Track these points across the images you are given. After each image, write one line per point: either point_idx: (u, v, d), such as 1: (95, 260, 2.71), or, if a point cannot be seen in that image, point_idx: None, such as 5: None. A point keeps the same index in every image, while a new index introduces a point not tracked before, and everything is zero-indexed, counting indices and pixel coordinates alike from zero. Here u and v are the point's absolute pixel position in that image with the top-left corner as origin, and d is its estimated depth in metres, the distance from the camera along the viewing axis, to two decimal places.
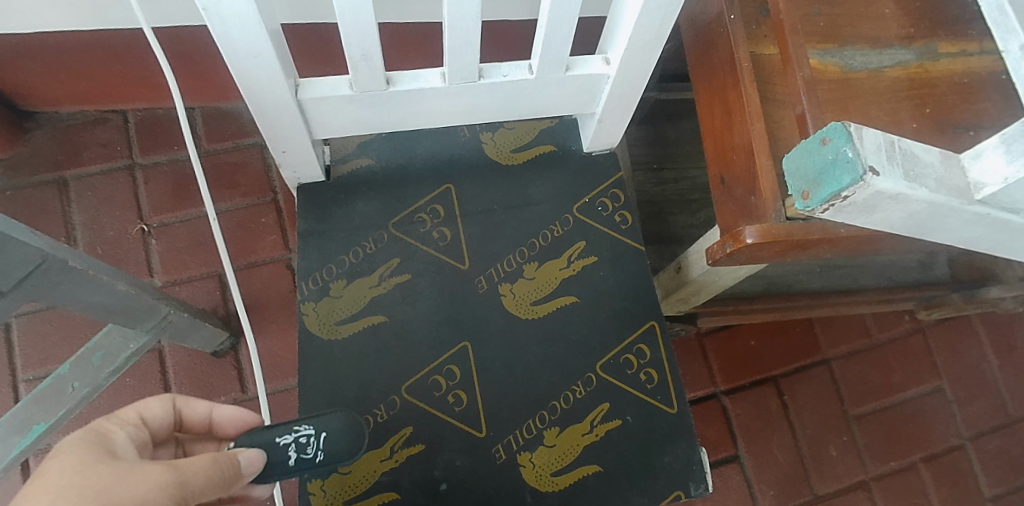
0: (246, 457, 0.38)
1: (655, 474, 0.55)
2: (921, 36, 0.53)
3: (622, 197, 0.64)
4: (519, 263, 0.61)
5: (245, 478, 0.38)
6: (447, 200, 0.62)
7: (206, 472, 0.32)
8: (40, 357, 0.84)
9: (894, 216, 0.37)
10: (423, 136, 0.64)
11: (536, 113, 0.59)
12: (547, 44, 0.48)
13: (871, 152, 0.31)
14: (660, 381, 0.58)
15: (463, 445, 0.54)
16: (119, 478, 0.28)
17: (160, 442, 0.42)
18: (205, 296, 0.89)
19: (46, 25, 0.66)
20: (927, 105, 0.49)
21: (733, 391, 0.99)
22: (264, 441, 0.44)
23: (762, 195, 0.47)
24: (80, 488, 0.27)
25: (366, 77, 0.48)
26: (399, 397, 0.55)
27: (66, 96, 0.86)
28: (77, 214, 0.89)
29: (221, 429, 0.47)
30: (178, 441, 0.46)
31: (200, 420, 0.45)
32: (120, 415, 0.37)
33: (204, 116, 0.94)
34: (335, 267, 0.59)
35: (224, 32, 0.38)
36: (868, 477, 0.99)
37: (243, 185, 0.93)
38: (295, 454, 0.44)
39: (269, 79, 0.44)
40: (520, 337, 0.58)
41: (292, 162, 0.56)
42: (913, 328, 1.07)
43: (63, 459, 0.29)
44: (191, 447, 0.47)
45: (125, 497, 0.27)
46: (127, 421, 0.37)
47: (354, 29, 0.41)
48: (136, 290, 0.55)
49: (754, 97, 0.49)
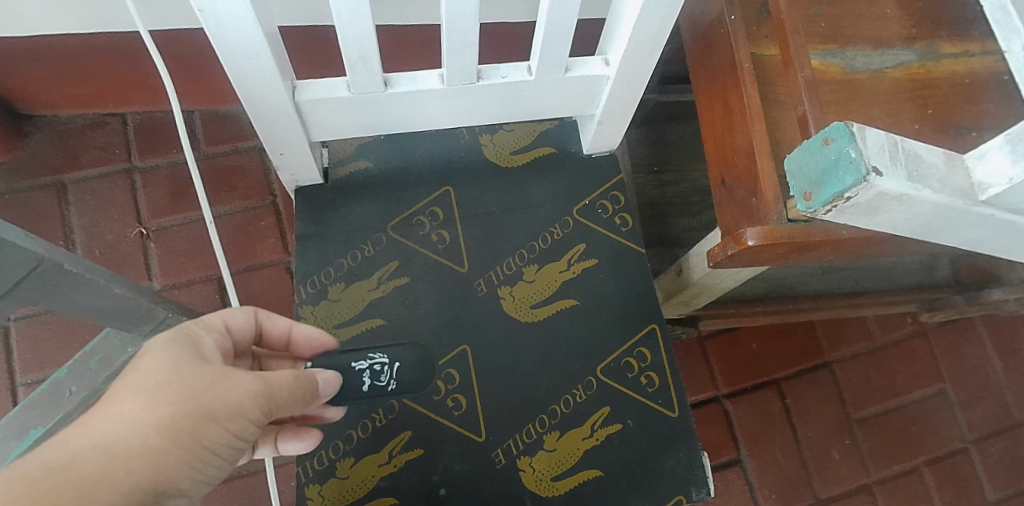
0: (324, 377, 0.42)
1: (655, 478, 0.54)
2: (923, 37, 0.52)
3: (622, 200, 0.64)
4: (519, 266, 0.60)
5: (321, 396, 0.42)
6: (446, 202, 0.62)
7: (284, 381, 0.36)
8: (38, 361, 0.84)
9: (897, 217, 0.37)
10: (422, 139, 0.64)
11: (535, 115, 0.59)
12: (545, 45, 0.47)
13: (874, 153, 0.31)
14: (661, 385, 0.57)
15: (462, 449, 0.54)
16: (214, 382, 0.32)
17: (241, 352, 0.45)
18: (204, 300, 0.88)
19: (44, 28, 0.66)
20: (929, 106, 0.49)
21: (734, 394, 0.98)
22: (340, 363, 0.49)
23: (764, 196, 0.47)
24: (181, 391, 0.31)
25: (364, 78, 0.47)
26: (398, 401, 0.55)
27: (65, 99, 0.86)
28: (76, 217, 0.89)
29: (297, 347, 0.49)
30: (256, 356, 0.49)
31: (279, 336, 0.47)
32: (205, 319, 0.39)
33: (203, 119, 0.93)
34: (333, 270, 0.58)
35: (220, 34, 0.38)
36: (871, 480, 0.98)
37: (242, 188, 0.92)
38: (369, 380, 0.50)
39: (266, 80, 0.44)
40: (520, 340, 0.58)
41: (290, 165, 0.56)
42: (916, 330, 1.06)
43: (161, 356, 0.33)
44: (269, 363, 0.50)
45: (219, 403, 0.32)
46: (213, 327, 0.39)
47: (352, 30, 0.41)
48: (134, 294, 0.54)
49: (754, 98, 0.49)
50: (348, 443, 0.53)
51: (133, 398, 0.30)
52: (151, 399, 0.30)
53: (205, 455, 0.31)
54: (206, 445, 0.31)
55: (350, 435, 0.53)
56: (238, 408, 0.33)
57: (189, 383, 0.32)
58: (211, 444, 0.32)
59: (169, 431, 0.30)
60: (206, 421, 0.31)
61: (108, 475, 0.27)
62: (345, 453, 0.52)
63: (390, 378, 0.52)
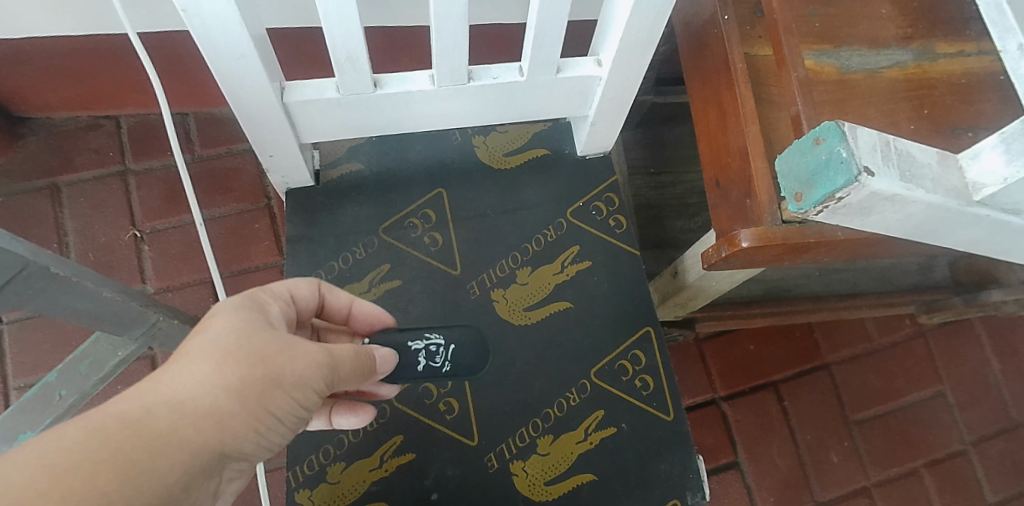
0: (381, 354, 0.42)
1: (650, 483, 0.54)
2: (918, 37, 0.52)
3: (616, 201, 0.63)
4: (512, 269, 0.60)
5: (380, 373, 0.43)
6: (439, 204, 0.62)
7: (345, 355, 0.37)
8: (31, 364, 0.83)
9: (891, 218, 0.37)
10: (414, 140, 0.63)
11: (528, 117, 0.58)
12: (536, 46, 0.47)
13: (866, 152, 0.30)
14: (656, 388, 0.57)
15: (454, 453, 0.53)
16: (284, 348, 0.33)
17: (303, 322, 0.45)
18: (198, 303, 0.88)
19: (35, 30, 0.66)
20: (924, 106, 0.49)
21: (732, 397, 0.98)
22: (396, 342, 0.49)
23: (757, 197, 0.46)
24: (252, 354, 0.32)
25: (353, 79, 0.47)
26: (389, 405, 0.54)
27: (58, 101, 0.86)
28: (70, 220, 0.88)
29: (356, 322, 0.50)
30: (314, 327, 0.48)
31: (341, 309, 0.48)
32: (273, 288, 0.40)
33: (197, 122, 0.93)
34: (325, 274, 0.58)
35: (206, 34, 0.37)
36: (870, 483, 0.97)
37: (236, 191, 0.92)
38: (424, 360, 0.50)
39: (254, 81, 0.43)
40: (513, 343, 0.57)
41: (280, 167, 0.55)
42: (914, 332, 1.06)
43: (228, 319, 0.33)
44: (327, 336, 0.49)
45: (288, 370, 0.32)
46: (280, 295, 0.40)
47: (340, 31, 0.41)
48: (123, 297, 0.54)
49: (748, 98, 0.48)
50: (339, 447, 0.52)
51: (206, 358, 0.30)
52: (223, 361, 0.31)
53: (269, 422, 0.32)
54: (273, 411, 0.32)
55: (341, 439, 0.53)
56: (303, 378, 0.33)
57: (259, 347, 0.32)
58: (277, 411, 0.32)
59: (238, 393, 0.30)
60: (275, 387, 0.32)
61: (182, 429, 0.27)
62: (336, 458, 0.52)
63: (444, 360, 0.52)
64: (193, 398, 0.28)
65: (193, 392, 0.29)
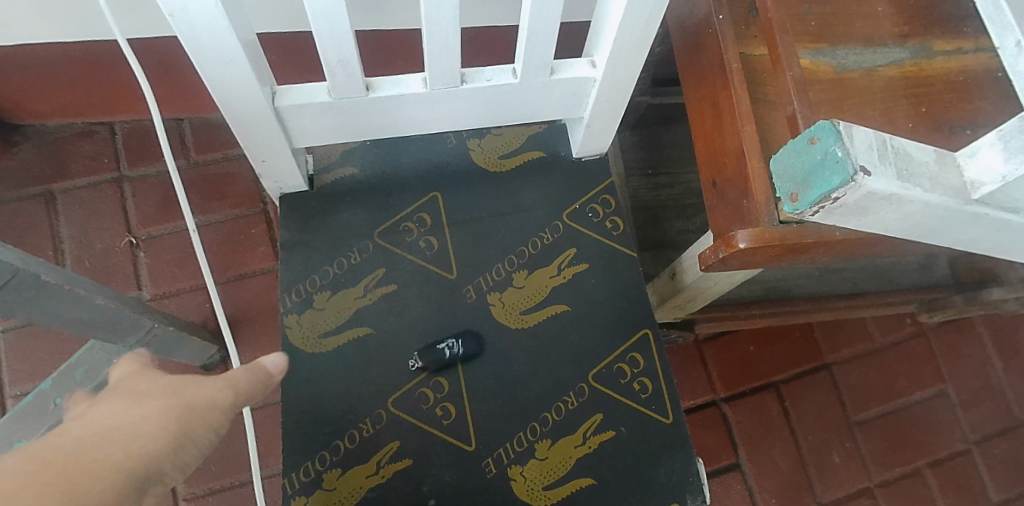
0: (273, 360, 0.41)
1: (650, 487, 0.53)
2: (915, 35, 0.52)
3: (613, 203, 0.63)
4: (509, 272, 0.60)
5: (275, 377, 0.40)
6: (434, 208, 0.61)
7: (238, 376, 0.36)
8: (27, 373, 0.83)
9: (888, 218, 0.36)
10: (409, 144, 0.63)
11: (523, 119, 0.58)
12: (529, 47, 0.47)
13: (862, 151, 0.30)
14: (654, 390, 0.56)
15: (451, 459, 0.52)
16: (191, 381, 0.32)
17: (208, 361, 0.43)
18: (195, 309, 0.88)
19: (28, 37, 0.66)
20: (922, 104, 0.48)
21: (733, 398, 0.97)
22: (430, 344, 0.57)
23: (754, 198, 0.46)
24: (163, 388, 0.30)
25: (344, 82, 0.46)
26: (386, 411, 0.54)
27: (52, 108, 0.85)
28: (65, 227, 0.88)
29: None
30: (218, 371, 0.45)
31: None
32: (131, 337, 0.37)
33: (192, 127, 0.93)
34: (319, 279, 0.57)
35: (194, 38, 0.37)
36: (873, 483, 0.97)
37: (232, 196, 0.92)
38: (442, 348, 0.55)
39: (244, 86, 0.43)
40: (510, 347, 0.57)
41: (273, 172, 0.55)
42: (915, 331, 1.05)
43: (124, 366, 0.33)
44: None
45: (196, 390, 0.32)
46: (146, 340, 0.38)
47: (330, 33, 0.40)
48: (116, 304, 0.54)
49: (743, 98, 0.48)
50: (335, 454, 0.52)
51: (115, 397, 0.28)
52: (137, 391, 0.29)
53: (190, 452, 0.29)
54: (193, 437, 0.29)
55: (337, 446, 0.52)
56: (212, 400, 0.32)
57: (168, 382, 0.31)
58: (196, 439, 0.30)
59: (159, 413, 0.28)
60: (192, 407, 0.30)
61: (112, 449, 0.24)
62: (332, 465, 0.51)
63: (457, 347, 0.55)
64: (117, 426, 0.25)
65: (115, 422, 0.26)
